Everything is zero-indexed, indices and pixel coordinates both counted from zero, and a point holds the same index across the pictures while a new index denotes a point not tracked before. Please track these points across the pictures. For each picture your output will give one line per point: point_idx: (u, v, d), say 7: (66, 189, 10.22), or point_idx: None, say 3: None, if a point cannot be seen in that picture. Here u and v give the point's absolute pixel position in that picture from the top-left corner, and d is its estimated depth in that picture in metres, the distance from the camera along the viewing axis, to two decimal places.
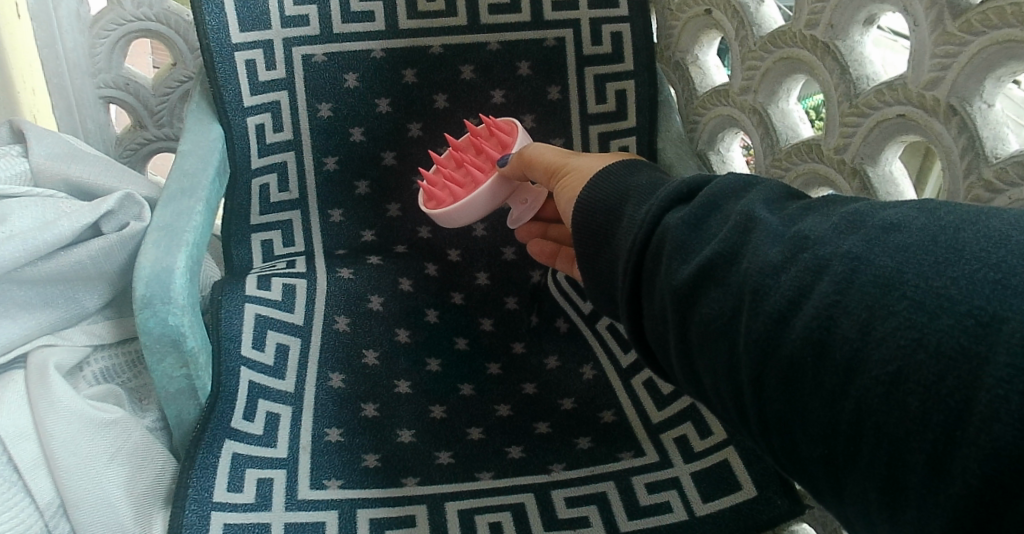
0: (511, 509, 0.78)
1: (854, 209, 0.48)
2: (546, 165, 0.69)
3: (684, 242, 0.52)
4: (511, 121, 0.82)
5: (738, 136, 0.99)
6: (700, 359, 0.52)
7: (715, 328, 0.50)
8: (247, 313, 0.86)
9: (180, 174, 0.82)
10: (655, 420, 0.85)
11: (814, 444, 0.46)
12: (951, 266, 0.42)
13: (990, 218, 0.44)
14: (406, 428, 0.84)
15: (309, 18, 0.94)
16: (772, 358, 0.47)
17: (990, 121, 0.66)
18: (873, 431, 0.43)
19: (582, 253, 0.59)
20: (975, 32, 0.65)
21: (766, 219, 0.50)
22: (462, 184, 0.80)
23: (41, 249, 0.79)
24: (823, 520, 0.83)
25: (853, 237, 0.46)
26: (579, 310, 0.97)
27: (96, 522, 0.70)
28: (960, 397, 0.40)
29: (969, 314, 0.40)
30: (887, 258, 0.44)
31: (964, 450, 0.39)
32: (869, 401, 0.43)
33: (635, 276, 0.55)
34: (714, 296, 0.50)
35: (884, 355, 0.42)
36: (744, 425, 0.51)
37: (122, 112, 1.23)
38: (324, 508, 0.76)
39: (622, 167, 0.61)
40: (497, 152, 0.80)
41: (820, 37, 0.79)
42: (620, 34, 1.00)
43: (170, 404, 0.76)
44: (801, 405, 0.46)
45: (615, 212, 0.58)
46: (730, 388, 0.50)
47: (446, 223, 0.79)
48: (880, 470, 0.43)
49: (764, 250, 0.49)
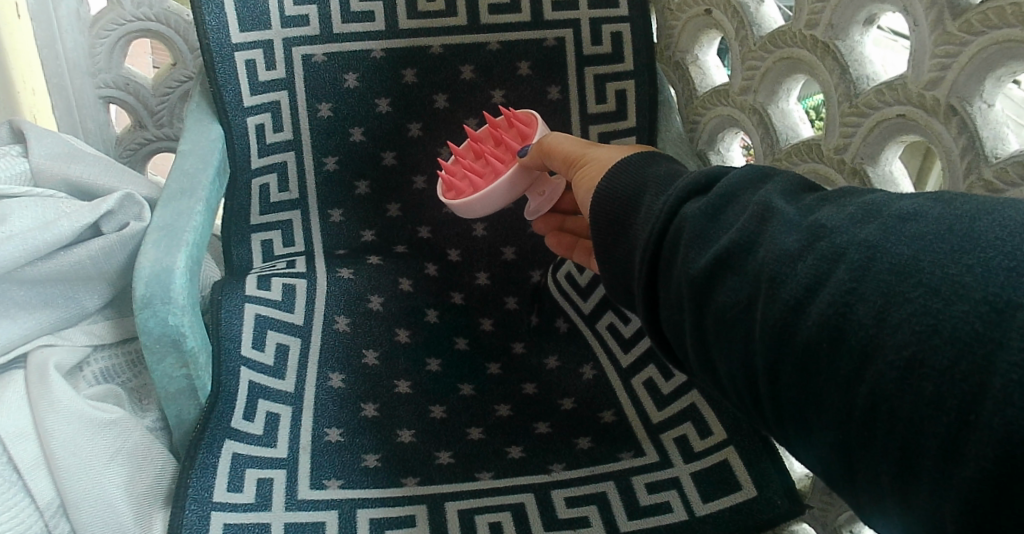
0: (511, 510, 0.78)
1: (870, 199, 0.48)
2: (564, 155, 0.69)
3: (702, 232, 0.52)
4: (529, 113, 0.82)
5: (738, 137, 0.99)
6: (715, 348, 0.52)
7: (732, 316, 0.50)
8: (247, 313, 0.86)
9: (180, 174, 0.82)
10: (655, 420, 0.85)
11: (828, 430, 0.46)
12: (967, 255, 0.42)
13: (1004, 209, 0.44)
14: (406, 428, 0.84)
15: (310, 19, 0.94)
16: (789, 344, 0.47)
17: (990, 121, 0.66)
18: (888, 416, 0.43)
19: (597, 243, 0.59)
20: (974, 32, 0.65)
21: (782, 209, 0.50)
22: (482, 174, 0.79)
23: (41, 249, 0.79)
24: (823, 519, 0.83)
25: (869, 225, 0.46)
26: (580, 310, 0.97)
27: (96, 522, 0.70)
28: (973, 381, 0.40)
29: (984, 301, 0.41)
30: (904, 246, 0.44)
31: (978, 433, 0.39)
32: (884, 385, 0.43)
33: (651, 264, 0.55)
34: (730, 283, 0.50)
35: (899, 341, 0.42)
36: (758, 412, 0.51)
37: (121, 112, 1.23)
38: (324, 508, 0.76)
39: (639, 158, 0.60)
40: (517, 144, 0.80)
41: (819, 37, 0.79)
42: (621, 34, 1.00)
43: (170, 404, 0.76)
44: (817, 391, 0.46)
45: (631, 202, 0.58)
46: (744, 374, 0.50)
47: (463, 214, 0.79)
48: (894, 455, 0.43)
49: (780, 239, 0.49)
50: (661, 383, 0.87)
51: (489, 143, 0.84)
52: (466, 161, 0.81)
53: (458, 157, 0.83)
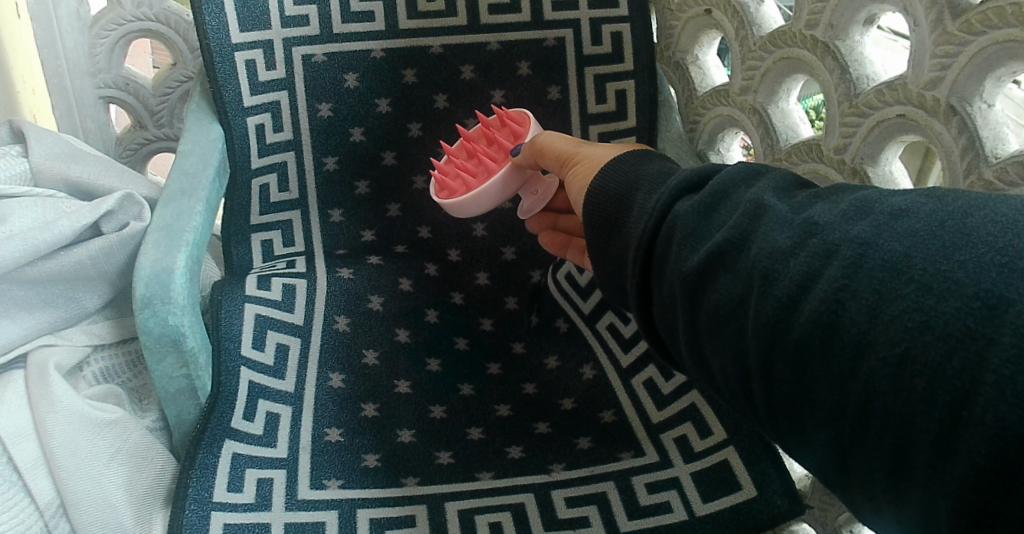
0: (511, 510, 0.78)
1: (863, 196, 0.48)
2: (558, 153, 0.69)
3: (694, 230, 0.52)
4: (522, 112, 0.82)
5: (738, 136, 0.99)
6: (708, 345, 0.52)
7: (725, 314, 0.50)
8: (247, 313, 0.86)
9: (180, 174, 0.82)
10: (655, 420, 0.85)
11: (822, 427, 0.46)
12: (958, 250, 0.42)
13: (997, 204, 0.44)
14: (406, 428, 0.84)
15: (310, 18, 0.94)
16: (781, 342, 0.47)
17: (990, 121, 0.66)
18: (880, 413, 0.43)
19: (591, 241, 0.59)
20: (974, 32, 0.65)
21: (775, 206, 0.50)
22: (474, 173, 0.79)
23: (41, 249, 0.79)
24: (823, 519, 0.83)
25: (862, 222, 0.46)
26: (580, 311, 0.97)
27: (96, 522, 0.70)
28: (965, 377, 0.40)
29: (975, 297, 0.40)
30: (896, 243, 0.44)
31: (971, 430, 0.39)
32: (877, 383, 0.43)
33: (645, 262, 0.55)
34: (723, 282, 0.50)
35: (891, 338, 0.42)
36: (751, 410, 0.51)
37: (122, 112, 1.23)
38: (324, 508, 0.76)
39: (633, 156, 0.60)
40: (509, 143, 0.80)
41: (820, 37, 0.79)
42: (621, 34, 1.00)
43: (170, 404, 0.76)
44: (810, 389, 0.46)
45: (625, 200, 0.58)
46: (737, 372, 0.50)
47: (458, 214, 0.79)
48: (887, 452, 0.43)
49: (772, 236, 0.49)
50: (661, 383, 0.87)
51: (480, 142, 0.84)
52: (458, 161, 0.81)
53: (451, 156, 0.84)
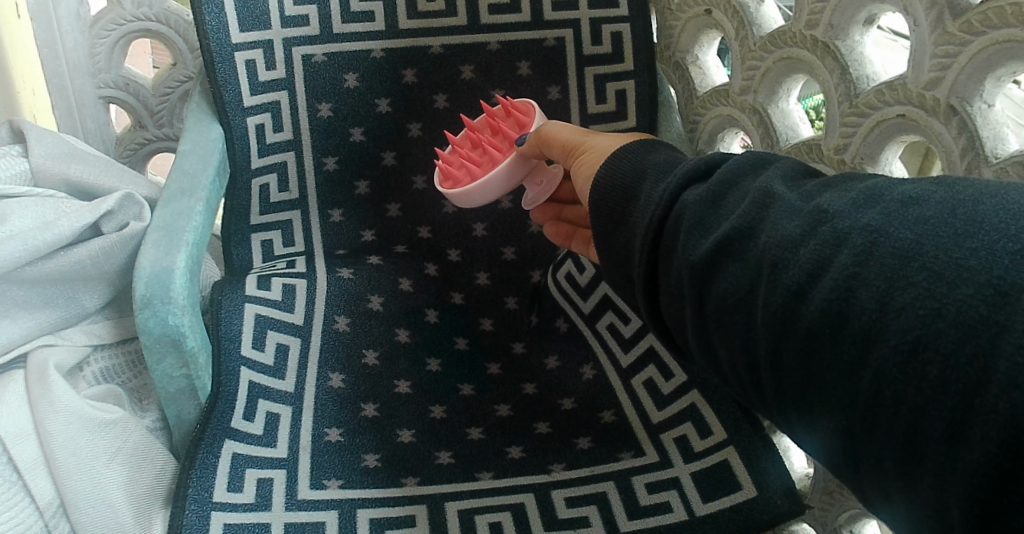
0: (511, 509, 0.78)
1: (873, 185, 0.48)
2: (563, 142, 0.69)
3: (703, 219, 0.52)
4: (527, 102, 0.81)
5: (738, 137, 0.98)
6: (716, 335, 0.52)
7: (733, 302, 0.50)
8: (247, 313, 0.86)
9: (181, 174, 0.82)
10: (655, 420, 0.85)
11: (832, 414, 0.46)
12: (971, 237, 0.42)
13: (1008, 192, 0.44)
14: (406, 428, 0.84)
15: (310, 19, 0.94)
16: (790, 331, 0.47)
17: (991, 121, 0.66)
18: (891, 400, 0.43)
19: (598, 232, 0.59)
20: (975, 32, 0.65)
21: (783, 195, 0.50)
22: (479, 163, 0.79)
23: (41, 249, 0.79)
24: (823, 519, 0.83)
25: (872, 211, 0.46)
26: (580, 311, 0.96)
27: (96, 522, 0.70)
28: (977, 365, 0.40)
29: (988, 285, 0.40)
30: (908, 230, 0.44)
31: (984, 416, 0.39)
32: (888, 370, 0.43)
33: (652, 252, 0.55)
34: (730, 270, 0.50)
35: (901, 325, 0.42)
36: (760, 399, 0.51)
37: (122, 112, 1.23)
38: (324, 508, 0.76)
39: (639, 147, 0.60)
40: (515, 133, 0.79)
41: (820, 37, 0.79)
42: (621, 34, 1.00)
43: (170, 404, 0.76)
44: (819, 376, 0.46)
45: (631, 190, 0.58)
46: (746, 361, 0.50)
47: (463, 204, 0.79)
48: (898, 439, 0.43)
49: (781, 224, 0.49)
50: (661, 383, 0.87)
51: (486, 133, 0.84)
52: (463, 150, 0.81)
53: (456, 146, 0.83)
